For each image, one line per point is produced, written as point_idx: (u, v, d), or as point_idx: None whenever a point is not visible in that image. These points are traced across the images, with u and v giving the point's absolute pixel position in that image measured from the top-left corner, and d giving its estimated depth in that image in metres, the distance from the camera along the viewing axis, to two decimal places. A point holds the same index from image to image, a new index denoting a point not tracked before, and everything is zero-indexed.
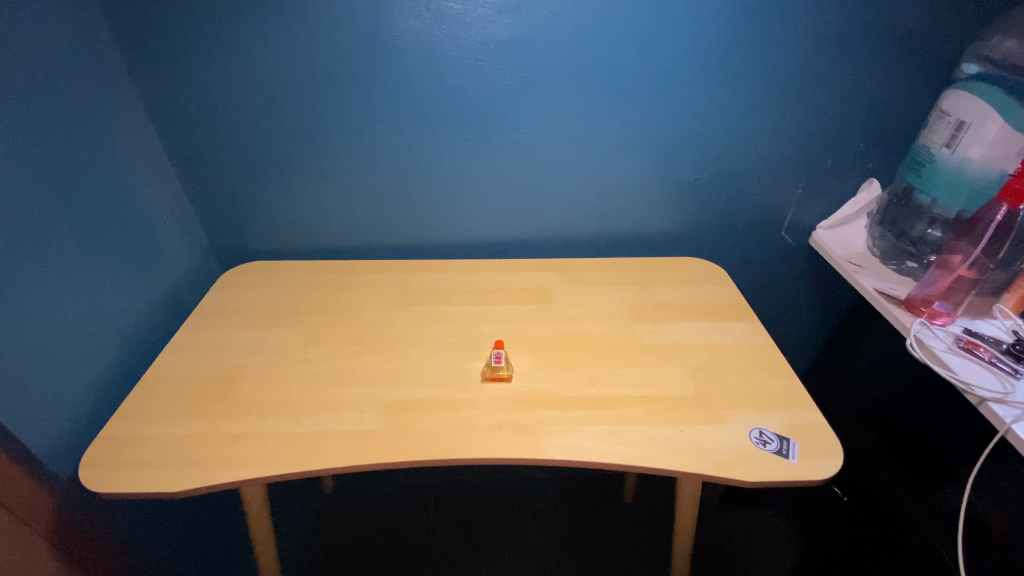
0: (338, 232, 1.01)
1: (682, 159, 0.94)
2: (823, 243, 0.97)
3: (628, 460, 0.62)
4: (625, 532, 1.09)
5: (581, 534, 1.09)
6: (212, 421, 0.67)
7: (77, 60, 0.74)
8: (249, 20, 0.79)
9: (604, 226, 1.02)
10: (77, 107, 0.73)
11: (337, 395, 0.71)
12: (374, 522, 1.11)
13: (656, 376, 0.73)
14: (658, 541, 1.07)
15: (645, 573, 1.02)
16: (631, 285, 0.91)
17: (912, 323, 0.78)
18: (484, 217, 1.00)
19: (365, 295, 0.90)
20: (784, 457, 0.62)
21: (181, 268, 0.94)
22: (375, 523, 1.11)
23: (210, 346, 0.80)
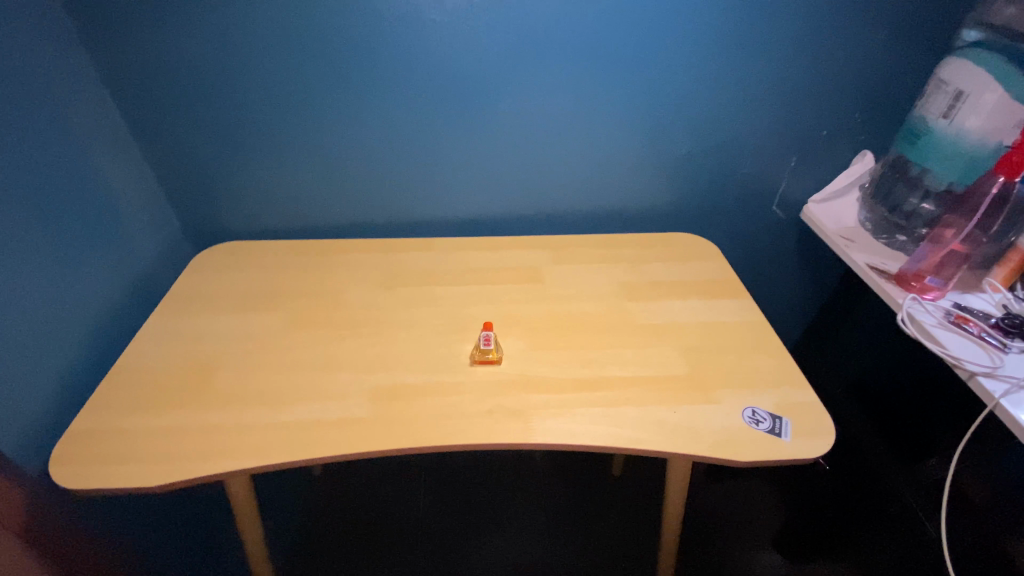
0: (317, 211, 0.97)
1: (674, 132, 0.91)
2: (815, 218, 0.96)
3: (621, 443, 0.61)
4: (615, 509, 1.10)
5: (572, 510, 1.10)
6: (189, 411, 0.65)
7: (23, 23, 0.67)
8: None
9: (593, 202, 0.99)
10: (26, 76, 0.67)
11: (321, 382, 0.68)
12: (364, 506, 1.10)
13: (648, 357, 0.71)
14: (645, 514, 1.09)
15: (635, 547, 1.04)
16: (622, 263, 0.88)
17: (903, 299, 0.78)
18: (470, 193, 0.96)
19: (348, 277, 0.87)
20: (777, 436, 0.61)
21: (150, 250, 0.89)
22: (366, 507, 1.10)
23: (185, 332, 0.77)
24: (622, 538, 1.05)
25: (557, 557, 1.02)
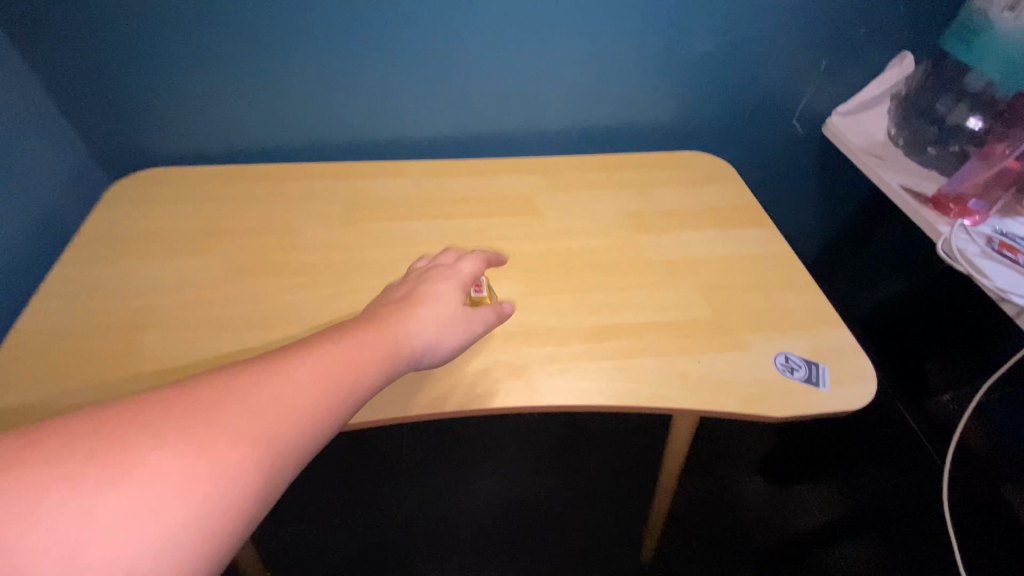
0: (259, 128, 0.79)
1: (692, 27, 0.76)
2: (840, 133, 0.85)
3: (640, 401, 0.52)
4: (614, 460, 1.04)
5: (569, 459, 1.04)
6: (112, 382, 0.53)
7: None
8: None
9: (592, 116, 0.84)
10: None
11: (278, 342, 0.56)
12: (345, 473, 1.00)
13: (665, 299, 0.62)
14: (639, 446, 1.05)
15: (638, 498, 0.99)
16: (628, 188, 0.76)
17: (941, 224, 0.69)
18: (447, 106, 0.80)
19: (303, 210, 0.72)
20: (815, 386, 0.54)
21: (52, 182, 0.72)
22: (346, 473, 1.00)
23: (104, 281, 0.63)
24: (617, 473, 1.02)
25: (550, 494, 0.99)
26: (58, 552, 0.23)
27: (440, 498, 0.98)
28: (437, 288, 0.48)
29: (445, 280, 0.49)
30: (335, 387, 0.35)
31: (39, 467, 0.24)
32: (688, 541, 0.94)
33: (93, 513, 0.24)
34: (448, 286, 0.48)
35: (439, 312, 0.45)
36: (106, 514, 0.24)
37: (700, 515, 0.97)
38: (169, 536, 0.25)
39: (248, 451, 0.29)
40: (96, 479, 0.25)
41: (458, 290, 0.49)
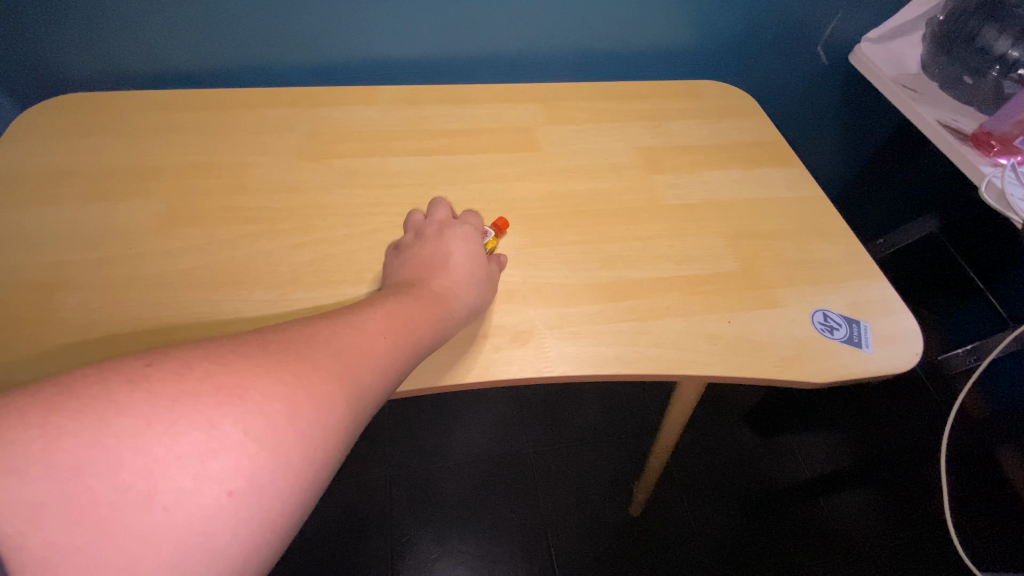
0: (193, 44, 0.65)
1: None
2: (869, 62, 0.76)
3: (664, 368, 0.45)
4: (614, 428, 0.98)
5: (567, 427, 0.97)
6: (15, 355, 0.42)
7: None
8: None
9: (595, 37, 0.72)
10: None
11: (228, 303, 0.46)
12: None
13: (687, 249, 0.54)
14: (628, 402, 1.01)
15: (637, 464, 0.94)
16: (638, 121, 0.67)
17: (984, 164, 0.62)
18: (425, 19, 0.67)
19: (255, 145, 0.60)
20: (856, 347, 0.48)
21: None
22: None
23: (3, 230, 0.51)
24: (607, 427, 0.98)
25: (540, 450, 0.95)
26: (189, 464, 0.22)
27: (422, 457, 0.92)
28: (465, 248, 0.47)
29: (467, 240, 0.48)
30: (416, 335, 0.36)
31: (160, 383, 0.24)
32: (682, 501, 0.90)
33: (217, 427, 0.23)
34: (475, 247, 0.48)
35: (476, 276, 0.45)
36: (170, 465, 0.22)
37: (693, 471, 0.93)
38: (292, 455, 0.25)
39: (350, 387, 0.29)
40: (219, 393, 0.24)
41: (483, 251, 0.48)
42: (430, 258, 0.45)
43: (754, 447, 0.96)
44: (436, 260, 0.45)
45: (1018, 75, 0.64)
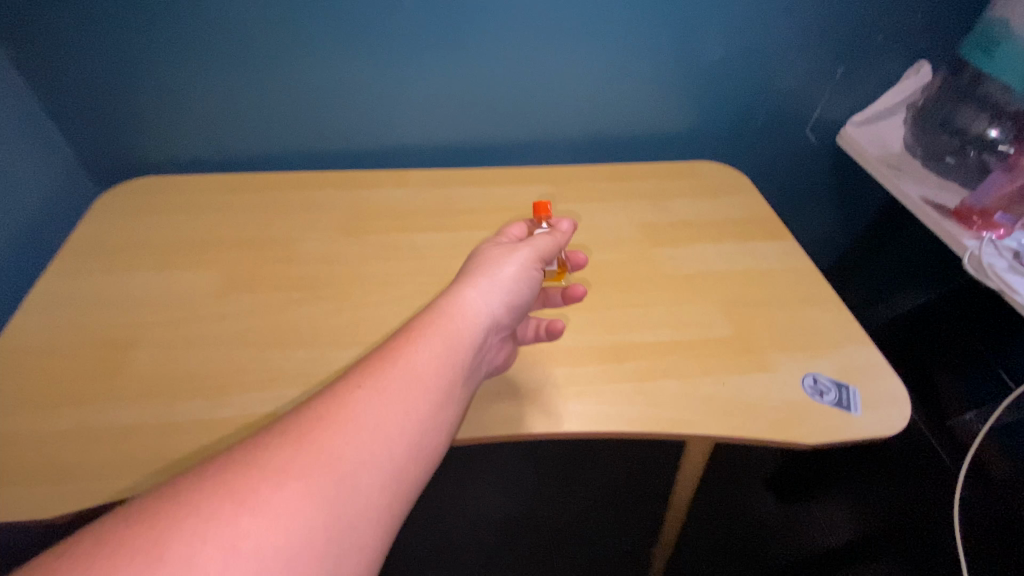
0: (254, 135, 0.76)
1: (700, 33, 0.74)
2: (855, 142, 0.82)
3: (664, 427, 0.49)
4: (631, 487, 0.98)
5: (586, 486, 0.98)
6: (93, 405, 0.49)
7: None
8: None
9: (600, 125, 0.82)
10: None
11: (272, 362, 0.53)
12: None
13: (685, 316, 0.59)
14: (645, 462, 1.02)
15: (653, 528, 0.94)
16: (640, 199, 0.74)
17: (967, 238, 0.67)
18: (452, 113, 0.77)
19: (302, 221, 0.69)
20: (846, 410, 0.51)
21: (37, 190, 0.69)
22: None
23: (88, 295, 0.59)
24: (623, 492, 0.98)
25: (558, 509, 0.96)
26: (231, 524, 0.25)
27: (442, 514, 0.95)
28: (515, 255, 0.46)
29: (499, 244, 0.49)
30: (470, 344, 0.39)
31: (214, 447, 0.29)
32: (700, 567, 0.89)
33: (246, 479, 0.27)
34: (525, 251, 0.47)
35: (527, 283, 0.46)
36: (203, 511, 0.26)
37: (712, 535, 0.92)
38: (353, 508, 0.28)
39: (371, 444, 0.31)
40: (285, 462, 0.28)
41: (532, 249, 0.48)
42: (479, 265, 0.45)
43: (777, 514, 0.94)
44: (487, 268, 0.44)
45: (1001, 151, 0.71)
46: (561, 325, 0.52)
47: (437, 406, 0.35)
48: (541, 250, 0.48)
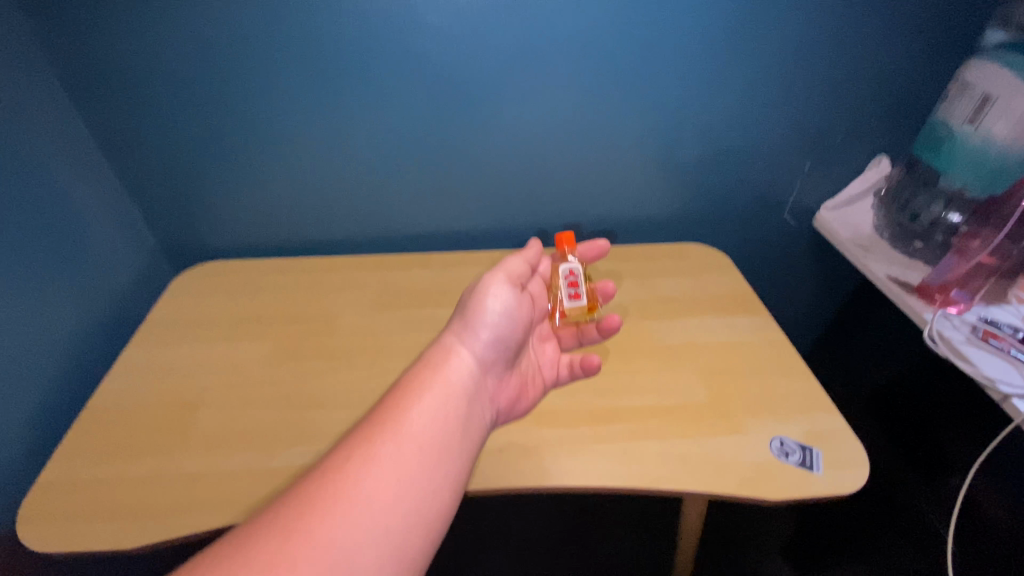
0: (301, 227, 0.90)
1: (681, 139, 0.85)
2: (828, 225, 0.91)
3: (643, 483, 0.56)
4: (637, 540, 1.01)
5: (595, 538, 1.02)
6: (168, 456, 0.60)
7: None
8: None
9: (598, 213, 0.93)
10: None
11: (313, 421, 0.63)
12: None
13: (667, 384, 0.67)
14: (650, 516, 1.05)
15: None
16: (631, 277, 0.84)
17: (928, 313, 0.74)
18: (468, 206, 0.90)
19: (339, 300, 0.81)
20: (808, 470, 0.57)
21: (127, 275, 0.84)
22: None
23: (163, 363, 0.72)
24: (638, 556, 0.99)
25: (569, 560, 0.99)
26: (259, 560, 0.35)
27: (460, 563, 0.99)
28: (488, 292, 0.58)
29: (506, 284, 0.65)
30: (457, 389, 0.50)
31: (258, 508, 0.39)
32: None
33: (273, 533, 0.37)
34: (501, 285, 0.59)
35: (506, 318, 0.57)
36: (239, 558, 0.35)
37: None
38: (349, 550, 0.37)
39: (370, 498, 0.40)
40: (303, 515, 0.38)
41: (506, 281, 0.60)
42: (462, 315, 0.57)
43: None
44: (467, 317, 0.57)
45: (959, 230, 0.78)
46: (598, 360, 0.64)
47: (428, 463, 0.44)
48: (510, 274, 0.61)
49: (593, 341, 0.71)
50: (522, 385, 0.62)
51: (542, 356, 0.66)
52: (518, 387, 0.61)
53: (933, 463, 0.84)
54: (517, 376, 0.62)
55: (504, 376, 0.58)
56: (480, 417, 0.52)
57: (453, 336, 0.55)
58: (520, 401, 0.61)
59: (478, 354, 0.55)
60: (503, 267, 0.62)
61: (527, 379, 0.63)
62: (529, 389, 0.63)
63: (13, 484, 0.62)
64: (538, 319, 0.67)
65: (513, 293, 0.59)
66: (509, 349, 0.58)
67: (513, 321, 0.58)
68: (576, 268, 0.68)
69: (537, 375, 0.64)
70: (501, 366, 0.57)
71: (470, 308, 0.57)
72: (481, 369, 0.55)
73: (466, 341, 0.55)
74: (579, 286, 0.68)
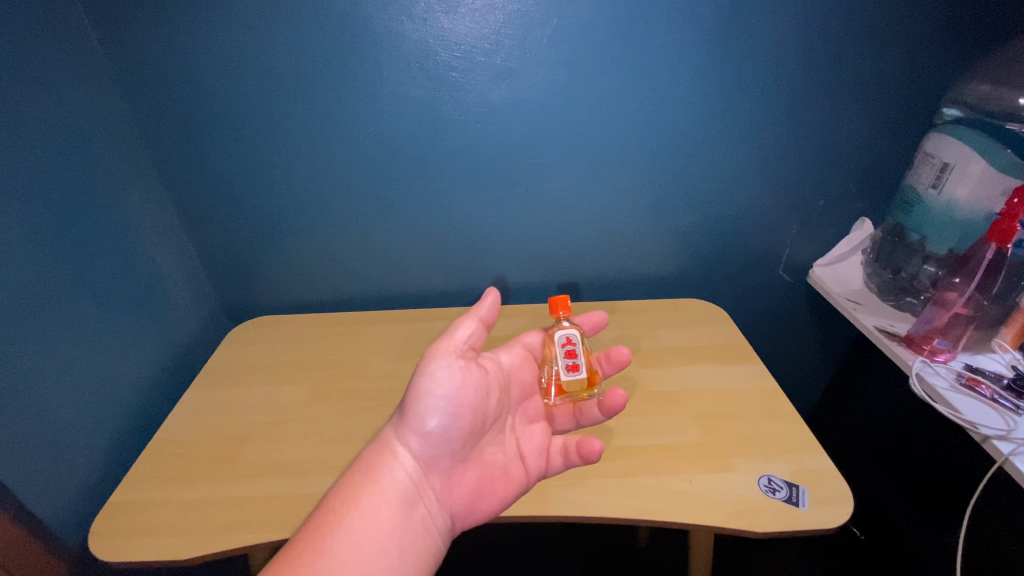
0: (339, 285, 1.03)
1: (678, 206, 0.95)
2: (821, 281, 0.98)
3: (638, 513, 0.61)
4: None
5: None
6: (219, 484, 0.68)
7: (83, 129, 0.75)
8: (244, 93, 0.81)
9: (603, 270, 1.02)
10: (78, 172, 0.74)
11: (344, 454, 0.71)
12: None
13: (663, 425, 0.73)
14: (662, 558, 1.06)
15: None
16: (633, 328, 0.92)
17: (914, 360, 0.77)
18: (485, 265, 1.01)
19: (368, 349, 0.91)
20: (794, 505, 0.62)
21: (190, 326, 0.96)
22: None
23: (216, 403, 0.82)
24: None
25: None
26: None
27: None
28: (428, 377, 0.58)
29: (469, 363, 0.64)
30: (384, 492, 0.55)
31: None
32: None
33: None
34: (444, 367, 0.59)
35: (449, 409, 0.58)
36: None
37: None
38: None
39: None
40: None
41: (452, 365, 0.60)
42: (401, 410, 0.59)
43: None
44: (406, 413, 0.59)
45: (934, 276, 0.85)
46: (600, 445, 0.61)
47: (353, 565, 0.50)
48: (454, 355, 0.61)
49: (595, 420, 0.70)
50: (489, 477, 0.62)
51: (518, 444, 0.65)
52: (480, 480, 0.61)
53: (934, 504, 0.93)
54: (480, 467, 0.62)
55: (456, 470, 0.60)
56: (426, 520, 0.56)
57: (392, 436, 0.59)
58: (485, 499, 0.60)
59: (417, 455, 0.58)
60: (449, 336, 0.61)
61: (494, 471, 0.62)
62: (496, 483, 0.61)
63: (86, 512, 0.71)
64: (520, 401, 0.69)
65: (457, 377, 0.59)
66: (453, 443, 0.59)
67: (455, 412, 0.58)
68: (574, 335, 0.70)
69: (512, 465, 0.63)
70: (447, 459, 0.59)
71: (410, 400, 0.58)
72: (420, 464, 0.58)
73: (404, 442, 0.58)
74: (577, 355, 0.70)
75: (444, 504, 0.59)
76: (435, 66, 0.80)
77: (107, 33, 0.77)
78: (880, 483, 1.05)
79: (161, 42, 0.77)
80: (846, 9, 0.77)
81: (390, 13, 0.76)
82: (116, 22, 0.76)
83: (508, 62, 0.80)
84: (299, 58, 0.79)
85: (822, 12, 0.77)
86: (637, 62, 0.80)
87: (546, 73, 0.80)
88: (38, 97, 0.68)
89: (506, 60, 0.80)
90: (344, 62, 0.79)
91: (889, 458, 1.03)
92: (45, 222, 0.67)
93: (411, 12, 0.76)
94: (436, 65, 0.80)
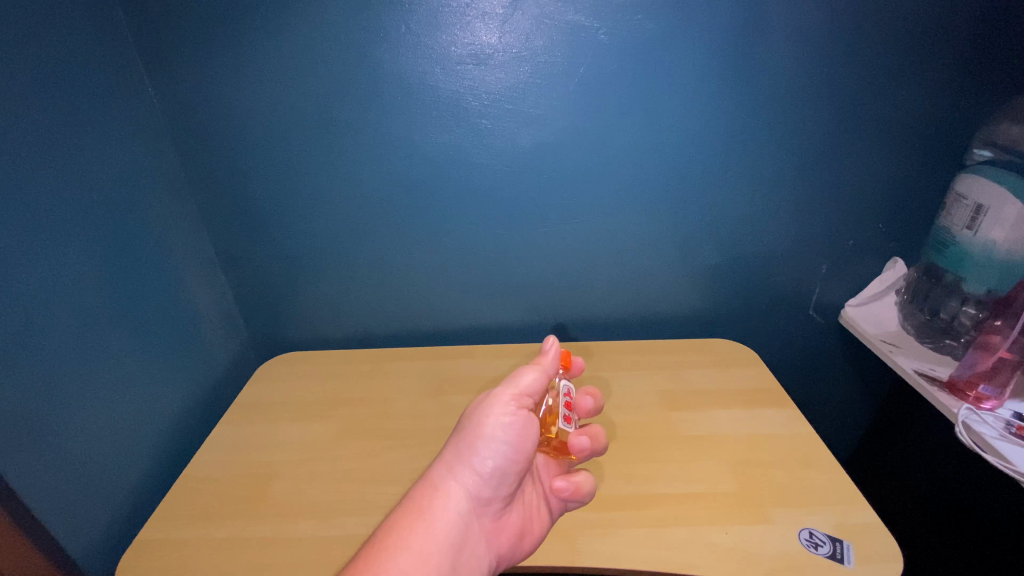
0: (366, 322, 1.04)
1: (704, 246, 0.94)
2: (854, 322, 0.95)
3: (672, 567, 0.58)
4: None
5: None
6: (245, 523, 0.68)
7: (137, 173, 0.80)
8: (283, 142, 0.86)
9: (627, 309, 1.02)
10: (130, 214, 0.78)
11: (369, 497, 0.71)
12: None
13: (696, 472, 0.70)
14: None
15: None
16: (662, 370, 0.90)
17: (958, 408, 0.74)
18: (506, 302, 1.01)
19: (394, 386, 0.92)
20: (839, 562, 0.59)
21: (221, 363, 0.99)
22: None
23: (244, 440, 0.83)
24: None
25: None
26: None
27: None
28: (487, 419, 0.59)
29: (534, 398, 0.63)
30: (434, 533, 0.55)
31: None
32: None
33: None
34: (505, 414, 0.60)
35: (508, 448, 0.59)
36: None
37: None
38: None
39: None
40: None
41: (516, 401, 0.61)
42: (455, 451, 0.60)
43: None
44: (460, 454, 0.59)
45: (969, 314, 0.84)
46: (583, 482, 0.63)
47: None
48: (524, 389, 0.62)
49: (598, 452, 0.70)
50: (527, 516, 0.63)
51: (549, 482, 0.67)
52: (522, 519, 0.62)
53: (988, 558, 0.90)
54: (520, 506, 0.63)
55: (502, 510, 0.61)
56: (472, 563, 0.56)
57: (447, 473, 0.59)
58: (526, 538, 0.61)
59: (469, 494, 0.58)
60: (514, 383, 0.62)
61: (534, 509, 0.63)
62: (534, 521, 0.62)
63: (112, 546, 0.71)
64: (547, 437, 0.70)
65: (515, 424, 0.60)
66: (505, 483, 0.60)
67: (510, 455, 0.59)
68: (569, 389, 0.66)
69: (546, 502, 0.64)
70: (495, 500, 0.60)
71: (465, 440, 0.59)
72: (471, 504, 0.59)
73: (460, 484, 0.58)
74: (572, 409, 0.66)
75: (488, 544, 0.59)
76: (466, 116, 0.83)
77: (164, 91, 0.83)
78: (932, 536, 1.01)
79: (210, 92, 0.82)
80: (869, 54, 0.78)
81: (423, 66, 0.80)
82: (170, 73, 0.82)
83: (535, 109, 0.82)
84: (336, 107, 0.83)
85: (845, 57, 0.78)
86: (658, 108, 0.82)
87: (571, 120, 0.83)
88: (98, 147, 0.73)
89: (533, 107, 0.82)
90: (379, 108, 0.83)
91: (939, 509, 1.00)
92: (95, 265, 0.71)
93: (445, 65, 0.80)
94: (468, 115, 0.83)
